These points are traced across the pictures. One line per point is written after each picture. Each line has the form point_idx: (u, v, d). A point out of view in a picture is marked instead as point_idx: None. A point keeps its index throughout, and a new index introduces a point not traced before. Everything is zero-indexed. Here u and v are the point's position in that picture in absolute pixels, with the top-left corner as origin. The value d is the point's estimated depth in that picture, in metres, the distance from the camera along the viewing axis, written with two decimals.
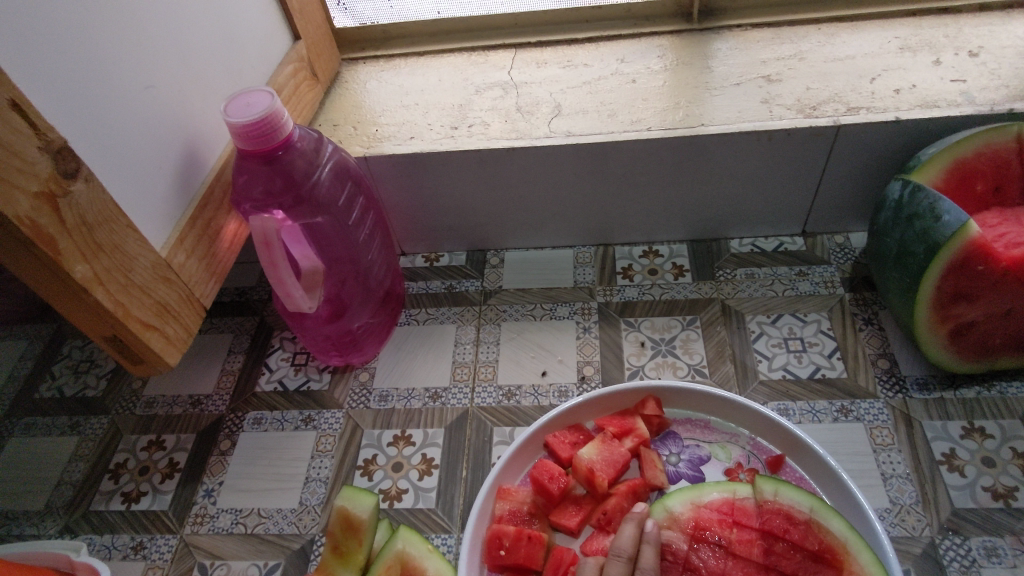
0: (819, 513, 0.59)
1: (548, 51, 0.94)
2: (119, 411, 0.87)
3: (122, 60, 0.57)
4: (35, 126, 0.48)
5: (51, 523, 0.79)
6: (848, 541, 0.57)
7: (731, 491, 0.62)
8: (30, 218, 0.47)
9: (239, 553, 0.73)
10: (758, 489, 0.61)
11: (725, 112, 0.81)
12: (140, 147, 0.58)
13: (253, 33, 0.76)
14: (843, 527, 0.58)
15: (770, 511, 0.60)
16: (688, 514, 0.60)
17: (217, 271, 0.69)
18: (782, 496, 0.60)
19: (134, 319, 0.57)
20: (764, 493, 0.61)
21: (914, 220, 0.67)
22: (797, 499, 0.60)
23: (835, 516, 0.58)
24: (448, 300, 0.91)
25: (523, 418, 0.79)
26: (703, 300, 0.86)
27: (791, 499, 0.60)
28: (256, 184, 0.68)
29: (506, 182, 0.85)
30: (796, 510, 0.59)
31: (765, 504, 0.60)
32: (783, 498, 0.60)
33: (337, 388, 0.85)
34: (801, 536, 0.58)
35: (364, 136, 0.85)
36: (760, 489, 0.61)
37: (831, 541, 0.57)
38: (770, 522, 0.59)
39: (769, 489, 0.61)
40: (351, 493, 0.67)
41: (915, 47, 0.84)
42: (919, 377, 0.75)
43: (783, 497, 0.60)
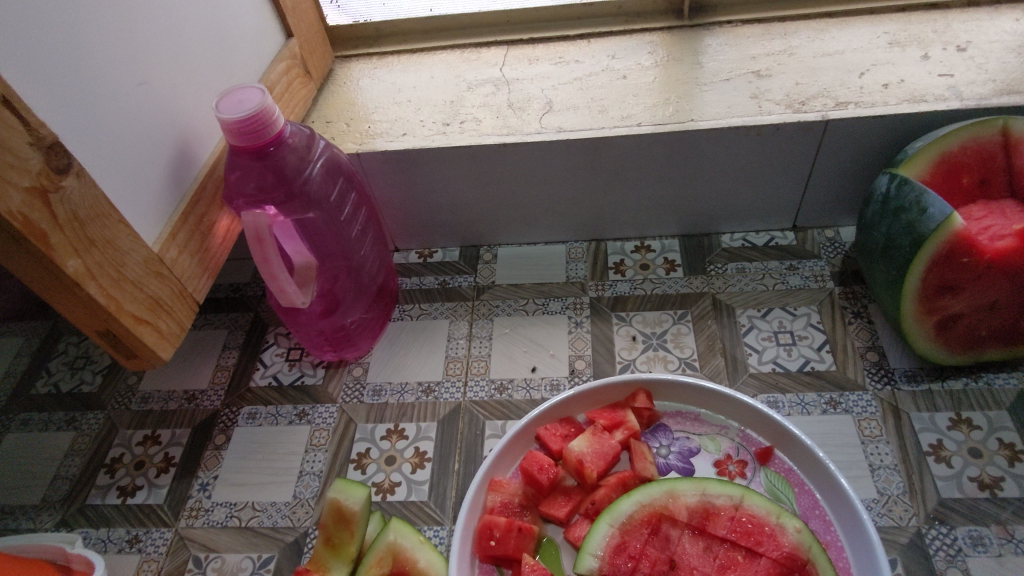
0: (744, 495, 0.59)
1: (539, 47, 0.95)
2: (114, 407, 0.88)
3: (113, 57, 0.57)
4: (26, 122, 0.49)
5: (47, 517, 0.79)
6: (775, 519, 0.58)
7: (650, 501, 0.60)
8: (22, 213, 0.48)
9: (233, 546, 0.73)
10: (677, 491, 0.60)
11: (715, 107, 0.81)
12: (132, 143, 0.59)
13: (246, 31, 0.76)
14: (763, 503, 0.59)
15: (695, 508, 0.59)
16: (615, 537, 0.58)
17: (209, 266, 0.70)
18: (704, 491, 0.60)
19: (127, 313, 0.58)
20: (685, 494, 0.60)
21: (901, 212, 0.68)
22: (718, 492, 0.60)
23: (756, 495, 0.59)
24: (441, 296, 0.92)
25: (515, 412, 0.79)
26: (694, 294, 0.87)
27: (714, 494, 0.60)
28: (248, 180, 0.68)
29: (498, 177, 0.86)
30: (712, 500, 0.59)
31: (689, 503, 0.60)
32: (706, 494, 0.60)
33: (331, 383, 0.85)
34: (732, 525, 0.58)
35: (357, 132, 0.86)
36: (677, 492, 0.60)
37: (759, 523, 0.58)
38: (708, 515, 0.59)
39: (688, 488, 0.60)
40: (344, 485, 0.68)
41: (904, 42, 0.84)
42: (907, 369, 0.76)
43: (706, 493, 0.60)
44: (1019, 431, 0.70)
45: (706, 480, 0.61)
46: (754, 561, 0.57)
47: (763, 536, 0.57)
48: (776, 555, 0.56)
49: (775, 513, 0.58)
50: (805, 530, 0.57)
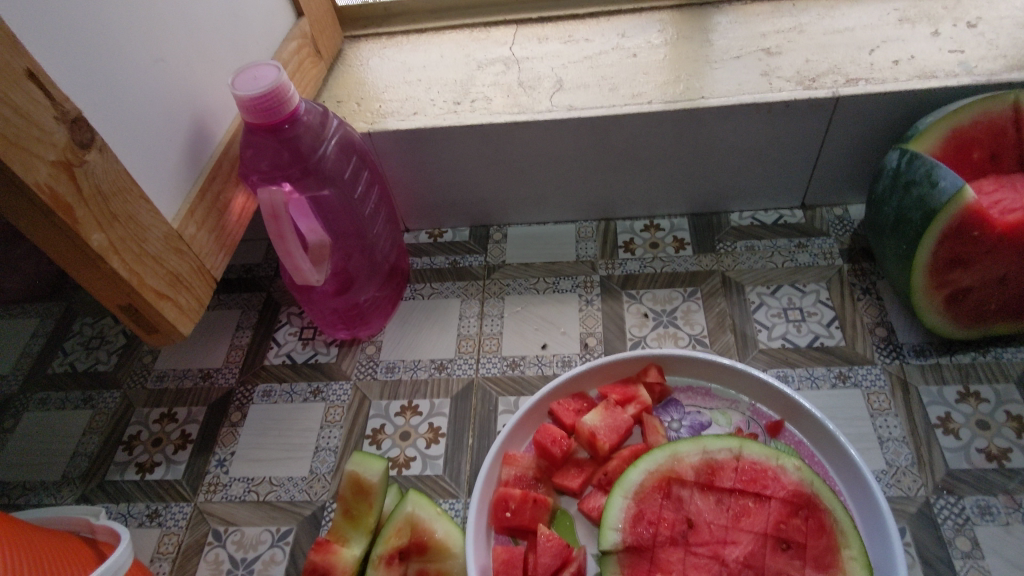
0: (742, 444, 0.61)
1: (548, 26, 0.95)
2: (130, 386, 0.89)
3: (131, 34, 0.57)
4: (51, 97, 0.49)
5: (68, 493, 0.81)
6: (774, 462, 0.60)
7: (656, 468, 0.61)
8: (49, 186, 0.49)
9: (252, 519, 0.75)
10: (679, 452, 0.61)
11: (726, 84, 0.81)
12: (150, 120, 0.59)
13: (258, 10, 0.77)
14: (761, 449, 0.61)
15: (699, 466, 0.60)
16: (632, 509, 0.59)
17: (227, 243, 0.70)
18: (704, 448, 0.61)
19: (148, 288, 0.59)
20: (686, 454, 0.61)
21: (911, 187, 0.68)
22: (718, 447, 0.61)
23: (752, 443, 0.61)
24: (452, 275, 0.93)
25: (527, 388, 0.80)
26: (703, 272, 0.88)
27: (714, 449, 0.61)
28: (264, 157, 0.69)
29: (509, 156, 0.86)
30: (715, 458, 0.61)
31: (693, 462, 0.61)
32: (707, 450, 0.61)
33: (345, 361, 0.86)
34: (738, 476, 0.60)
35: (368, 112, 0.86)
36: (679, 453, 0.61)
37: (762, 467, 0.60)
38: (713, 473, 0.60)
39: (689, 449, 0.61)
40: (362, 458, 0.69)
41: (914, 19, 0.84)
42: (916, 344, 0.77)
43: (707, 449, 0.61)
44: None
45: (702, 438, 0.62)
46: (765, 505, 0.58)
47: (767, 479, 0.59)
48: (783, 495, 0.58)
49: (774, 457, 0.60)
50: (803, 466, 0.60)
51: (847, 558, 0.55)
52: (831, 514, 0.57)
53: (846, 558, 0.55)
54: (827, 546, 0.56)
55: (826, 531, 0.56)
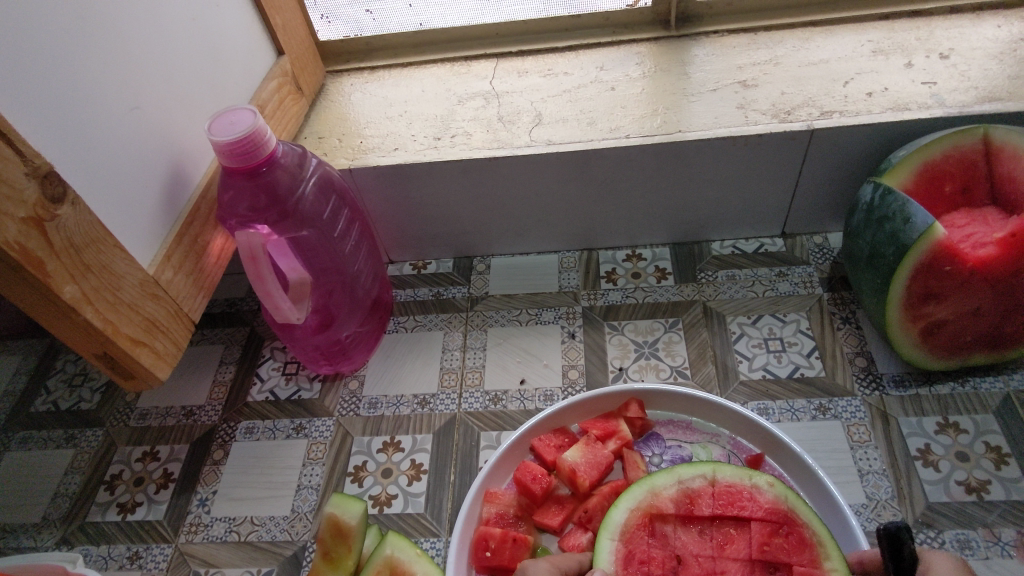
0: (715, 466, 0.61)
1: (528, 60, 0.96)
2: (113, 424, 0.89)
3: (106, 84, 0.58)
4: (22, 153, 0.50)
5: (48, 535, 0.80)
6: (749, 482, 0.60)
7: (637, 506, 0.59)
8: (19, 242, 0.49)
9: (233, 560, 0.74)
10: (656, 486, 0.60)
11: (703, 118, 0.82)
12: (125, 168, 0.60)
13: (237, 52, 0.77)
14: (733, 471, 0.61)
15: (677, 497, 0.60)
16: (622, 550, 0.57)
17: (205, 285, 0.71)
18: (680, 478, 0.61)
19: (124, 336, 0.59)
20: (664, 487, 0.60)
21: (884, 221, 0.69)
22: (692, 475, 0.61)
23: (724, 465, 0.61)
24: (435, 307, 0.93)
25: (510, 423, 0.80)
26: (685, 302, 0.88)
27: (689, 478, 0.60)
28: (242, 200, 0.69)
29: (489, 190, 0.87)
30: (693, 488, 0.60)
31: (671, 494, 0.60)
32: (682, 480, 0.60)
33: (328, 396, 0.86)
34: (715, 502, 0.59)
35: (350, 148, 0.87)
36: (656, 487, 0.60)
37: (738, 488, 0.60)
38: (692, 503, 0.59)
39: (665, 481, 0.61)
40: (340, 500, 0.69)
41: (887, 50, 0.85)
42: (895, 375, 0.77)
43: (682, 479, 0.60)
44: (1006, 434, 0.71)
45: (676, 469, 0.61)
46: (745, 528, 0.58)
47: (743, 500, 0.59)
48: (761, 514, 0.58)
49: (747, 477, 0.60)
50: (776, 481, 0.60)
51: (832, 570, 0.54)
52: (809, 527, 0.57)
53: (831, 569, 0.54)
54: (811, 560, 0.54)
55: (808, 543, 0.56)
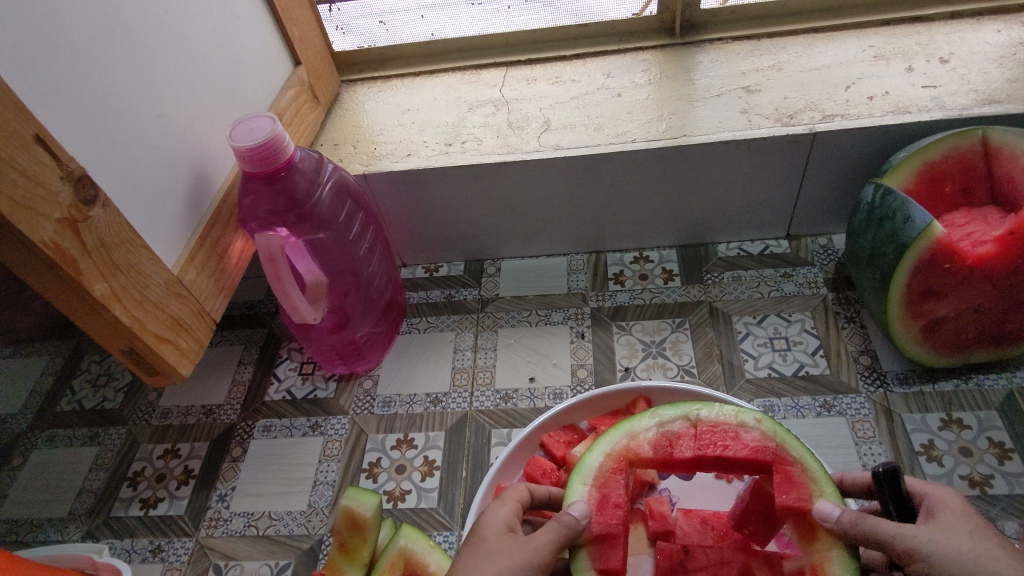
0: (700, 404, 0.54)
1: (537, 68, 0.98)
2: (136, 422, 0.92)
3: (134, 92, 0.61)
4: (58, 157, 0.52)
5: (74, 529, 0.83)
6: (735, 420, 0.53)
7: (613, 451, 0.53)
8: (54, 242, 0.51)
9: (252, 553, 0.77)
10: (635, 431, 0.54)
11: (707, 122, 0.84)
12: (151, 172, 0.63)
13: (256, 62, 0.80)
14: (719, 410, 0.54)
15: (656, 441, 0.53)
16: (594, 496, 0.51)
17: (226, 286, 0.73)
18: (659, 421, 0.54)
19: (150, 333, 0.61)
20: (642, 430, 0.54)
21: (884, 222, 0.70)
22: (673, 416, 0.54)
23: (709, 403, 0.54)
24: (447, 309, 0.95)
25: (520, 420, 0.82)
26: (691, 302, 0.90)
27: (669, 420, 0.54)
28: (261, 204, 0.72)
29: (500, 194, 0.89)
30: (675, 430, 0.53)
31: (650, 438, 0.53)
32: (662, 422, 0.54)
33: (343, 396, 0.89)
34: (697, 443, 0.52)
35: (364, 154, 0.90)
36: (635, 430, 0.54)
37: (725, 426, 0.53)
38: (672, 445, 0.52)
39: (643, 424, 0.54)
40: (356, 493, 0.71)
41: (888, 55, 0.87)
42: (900, 372, 0.78)
43: (662, 422, 0.54)
44: (1009, 429, 0.72)
45: (657, 410, 0.55)
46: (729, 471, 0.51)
47: (727, 440, 0.52)
48: (747, 452, 0.51)
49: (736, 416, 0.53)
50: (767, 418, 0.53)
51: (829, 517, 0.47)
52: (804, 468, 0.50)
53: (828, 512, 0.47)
54: (799, 498, 0.48)
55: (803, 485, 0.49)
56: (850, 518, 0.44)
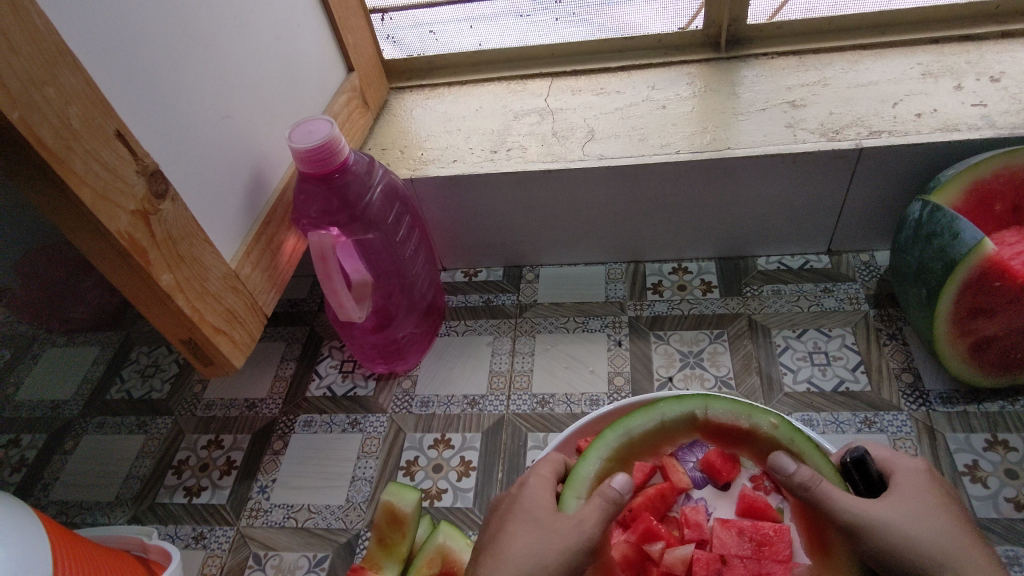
0: (706, 403, 0.54)
1: (582, 79, 1.00)
2: (182, 413, 0.94)
3: (203, 93, 0.64)
4: (134, 152, 0.55)
5: (121, 513, 0.86)
6: (745, 421, 0.53)
7: (610, 454, 0.53)
8: (128, 232, 0.54)
9: (291, 545, 0.78)
10: (632, 429, 0.54)
11: (752, 135, 0.85)
12: (215, 170, 0.65)
13: (313, 69, 0.83)
14: (726, 407, 0.54)
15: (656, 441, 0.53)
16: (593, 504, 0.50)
17: (277, 282, 0.76)
18: (660, 421, 0.54)
19: (208, 324, 0.64)
20: (640, 429, 0.53)
21: (932, 238, 0.70)
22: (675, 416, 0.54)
23: (716, 401, 0.54)
24: (486, 313, 0.97)
25: (557, 425, 0.83)
26: (730, 314, 0.90)
27: (671, 420, 0.54)
28: (314, 203, 0.74)
29: (542, 202, 0.91)
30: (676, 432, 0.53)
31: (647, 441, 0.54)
32: (663, 422, 0.54)
33: (382, 395, 0.90)
34: None
35: (411, 159, 0.92)
36: (633, 431, 0.53)
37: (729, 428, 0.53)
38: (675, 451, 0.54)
39: (642, 423, 0.54)
40: (396, 488, 0.72)
41: (937, 73, 0.87)
42: (943, 392, 0.77)
43: (663, 421, 0.54)
44: None
45: (655, 409, 0.54)
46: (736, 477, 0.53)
47: None
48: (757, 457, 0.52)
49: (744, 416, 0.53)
50: (779, 422, 0.52)
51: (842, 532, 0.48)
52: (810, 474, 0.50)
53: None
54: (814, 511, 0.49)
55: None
56: (800, 478, 0.47)
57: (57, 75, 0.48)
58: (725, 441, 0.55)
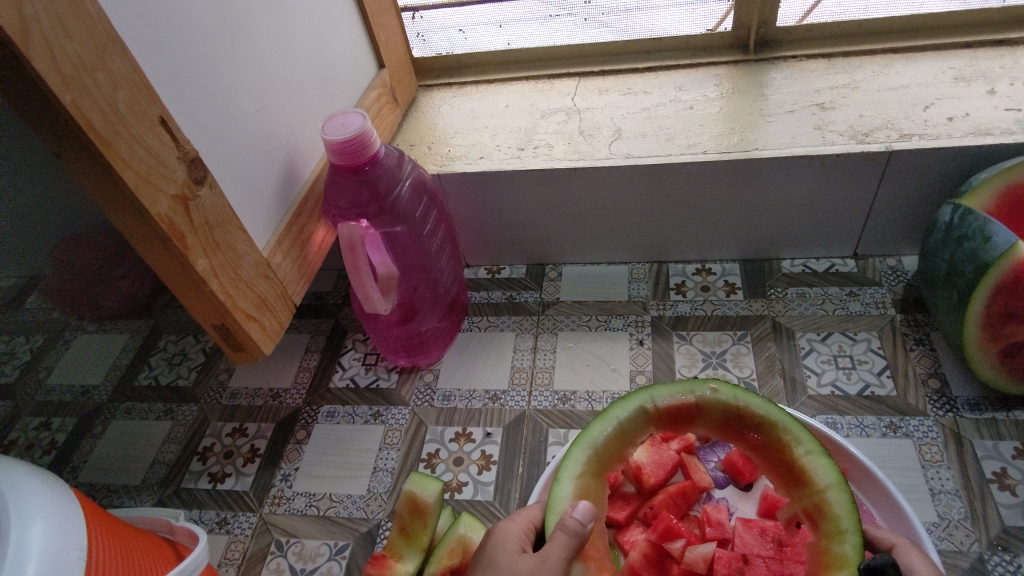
0: (651, 393, 0.57)
1: (609, 79, 1.00)
2: (207, 401, 0.96)
3: (242, 83, 0.65)
4: (176, 139, 0.56)
5: (147, 497, 0.88)
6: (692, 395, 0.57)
7: (583, 470, 0.53)
8: (168, 216, 0.55)
9: (313, 532, 0.79)
10: (594, 441, 0.55)
11: (780, 137, 0.84)
12: (250, 160, 0.67)
13: (346, 64, 0.85)
14: (670, 389, 0.57)
15: (617, 444, 0.55)
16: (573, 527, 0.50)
17: (306, 273, 0.77)
18: (616, 425, 0.56)
19: (240, 310, 0.65)
20: (601, 438, 0.55)
21: (964, 241, 0.70)
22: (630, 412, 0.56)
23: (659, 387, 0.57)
24: (508, 309, 0.98)
25: (578, 422, 0.83)
26: (754, 316, 0.90)
27: (625, 421, 0.56)
28: (344, 195, 0.76)
29: (567, 200, 0.91)
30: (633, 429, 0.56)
31: (612, 445, 0.55)
32: (618, 424, 0.56)
33: (404, 387, 0.91)
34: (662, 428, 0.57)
35: (438, 155, 0.93)
36: (596, 442, 0.55)
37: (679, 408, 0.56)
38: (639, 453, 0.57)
39: (599, 431, 0.55)
40: (419, 479, 0.72)
41: (969, 77, 0.86)
42: (971, 398, 0.76)
43: (619, 424, 0.56)
44: None
45: (609, 417, 0.56)
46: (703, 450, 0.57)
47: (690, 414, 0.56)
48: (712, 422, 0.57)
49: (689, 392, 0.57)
50: (719, 387, 0.57)
51: (807, 461, 0.53)
52: (762, 422, 0.55)
53: (804, 456, 0.53)
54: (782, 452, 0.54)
55: (768, 438, 0.55)
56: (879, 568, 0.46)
57: (107, 60, 0.50)
58: (679, 425, 0.58)
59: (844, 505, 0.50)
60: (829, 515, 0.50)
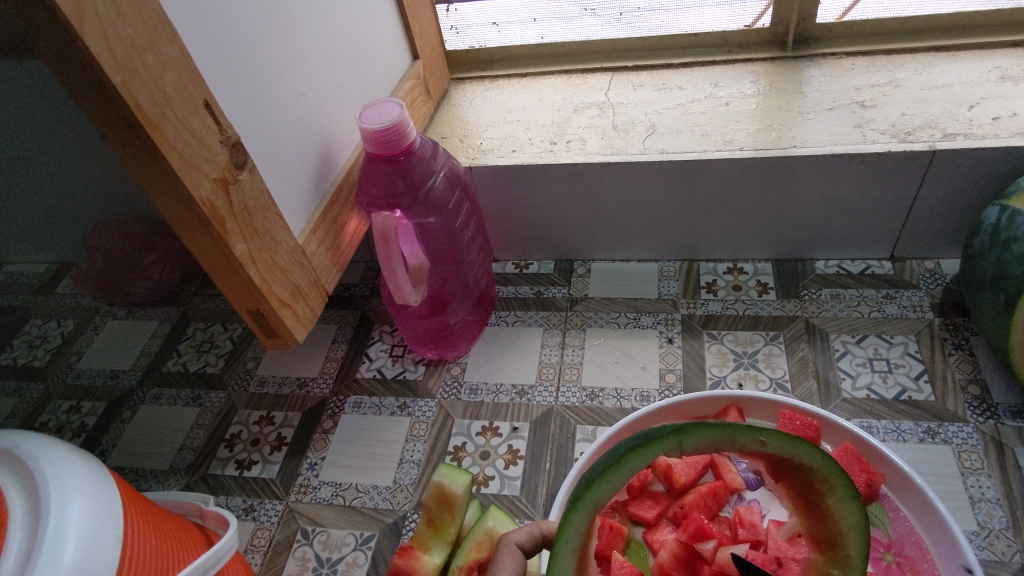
0: (680, 439, 0.43)
1: (643, 74, 0.99)
2: (234, 388, 0.97)
3: (282, 70, 0.65)
4: (219, 123, 0.56)
5: (174, 481, 0.88)
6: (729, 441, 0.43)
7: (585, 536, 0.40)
8: (209, 200, 0.55)
9: (338, 522, 0.79)
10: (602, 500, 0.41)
11: (818, 135, 0.83)
12: (289, 146, 0.67)
13: (382, 55, 0.85)
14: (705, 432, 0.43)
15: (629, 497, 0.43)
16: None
17: (338, 261, 0.77)
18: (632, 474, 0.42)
19: (275, 297, 0.65)
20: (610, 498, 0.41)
21: (1012, 244, 0.68)
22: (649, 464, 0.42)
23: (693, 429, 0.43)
24: (536, 305, 0.97)
25: (606, 419, 0.82)
26: (787, 317, 0.88)
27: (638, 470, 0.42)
28: (379, 185, 0.75)
29: (599, 196, 0.90)
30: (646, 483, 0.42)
31: None
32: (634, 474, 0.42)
33: (431, 380, 0.91)
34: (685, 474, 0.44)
35: (470, 148, 0.92)
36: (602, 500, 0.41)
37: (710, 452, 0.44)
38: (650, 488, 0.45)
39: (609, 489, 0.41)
40: (448, 471, 0.72)
41: (1016, 77, 0.84)
42: (1012, 406, 0.75)
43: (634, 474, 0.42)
44: None
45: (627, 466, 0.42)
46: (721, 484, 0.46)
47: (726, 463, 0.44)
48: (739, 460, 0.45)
49: (729, 442, 0.44)
50: (768, 437, 0.44)
51: (834, 506, 0.43)
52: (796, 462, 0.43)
53: (833, 502, 0.43)
54: (808, 488, 0.44)
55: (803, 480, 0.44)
56: None
57: (156, 42, 0.50)
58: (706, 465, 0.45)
59: (860, 554, 0.41)
60: (837, 550, 0.42)
